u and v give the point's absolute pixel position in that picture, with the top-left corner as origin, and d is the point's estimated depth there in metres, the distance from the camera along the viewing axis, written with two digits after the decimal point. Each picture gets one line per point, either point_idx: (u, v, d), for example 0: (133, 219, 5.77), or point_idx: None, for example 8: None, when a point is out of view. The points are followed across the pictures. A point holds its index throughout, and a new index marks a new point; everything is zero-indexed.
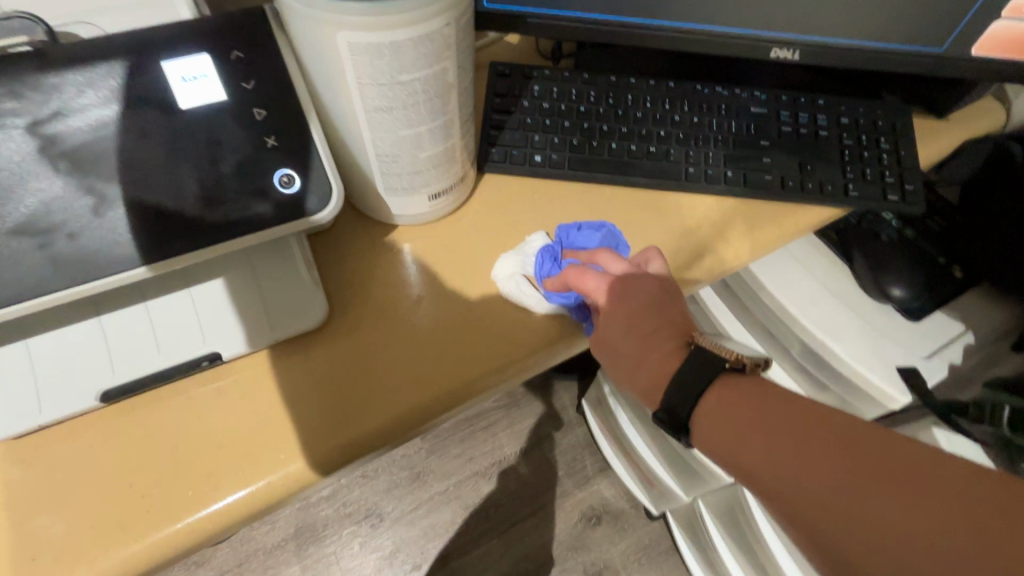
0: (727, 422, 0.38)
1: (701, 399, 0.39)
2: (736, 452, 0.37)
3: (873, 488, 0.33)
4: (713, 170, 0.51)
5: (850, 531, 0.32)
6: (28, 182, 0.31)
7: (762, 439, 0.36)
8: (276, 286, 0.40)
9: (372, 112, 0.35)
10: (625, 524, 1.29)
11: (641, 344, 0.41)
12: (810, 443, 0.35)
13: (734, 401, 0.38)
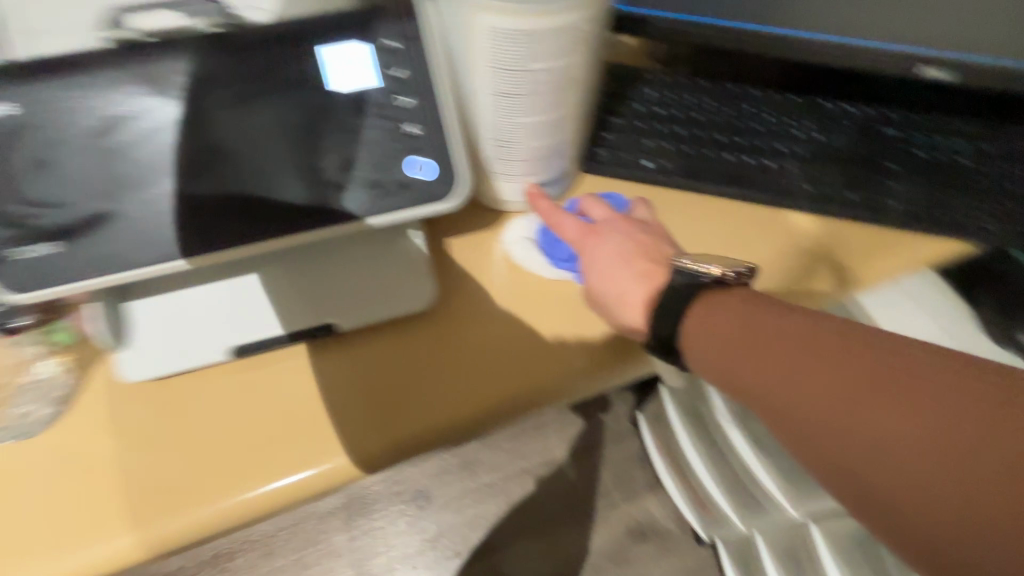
0: (715, 340, 0.34)
1: (686, 317, 0.36)
2: (729, 372, 0.34)
3: (877, 407, 0.29)
4: (834, 191, 0.49)
5: (856, 459, 0.29)
6: (195, 148, 0.33)
7: (756, 356, 0.33)
8: (393, 265, 0.42)
9: (499, 96, 0.38)
10: (671, 545, 1.26)
11: (616, 275, 0.39)
12: (812, 364, 0.31)
13: (723, 317, 0.34)
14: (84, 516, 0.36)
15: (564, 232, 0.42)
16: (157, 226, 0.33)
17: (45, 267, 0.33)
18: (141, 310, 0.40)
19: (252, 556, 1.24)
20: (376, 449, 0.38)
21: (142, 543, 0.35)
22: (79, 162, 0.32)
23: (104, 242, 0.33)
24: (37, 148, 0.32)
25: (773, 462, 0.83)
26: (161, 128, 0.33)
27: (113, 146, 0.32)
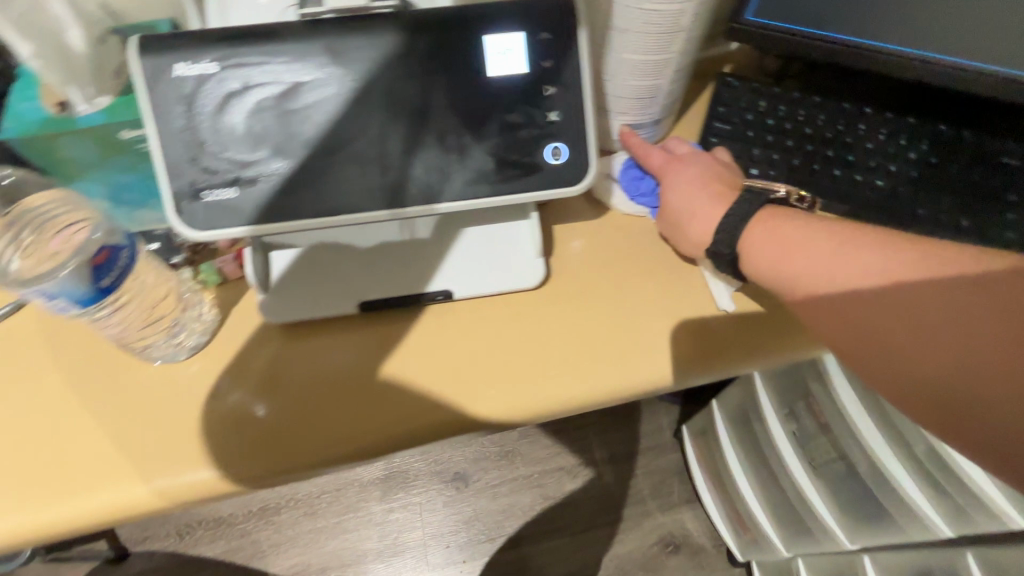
0: (774, 241, 0.40)
1: (749, 229, 0.41)
2: (787, 272, 0.39)
3: (903, 277, 0.36)
4: (945, 217, 0.48)
5: (893, 320, 0.36)
6: (360, 116, 0.37)
7: (808, 252, 0.39)
8: (507, 244, 0.45)
9: (611, 29, 0.42)
10: (702, 561, 1.25)
11: (691, 195, 0.44)
12: (852, 251, 0.38)
13: (780, 224, 0.41)
14: (221, 441, 0.40)
15: (649, 160, 0.48)
16: (317, 185, 0.37)
17: (225, 209, 0.37)
18: (278, 260, 0.44)
19: (295, 513, 1.30)
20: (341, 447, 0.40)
21: (269, 470, 0.40)
22: (258, 119, 0.36)
23: (274, 191, 0.37)
24: (227, 102, 0.36)
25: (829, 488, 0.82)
26: (334, 95, 0.36)
27: (292, 108, 0.36)
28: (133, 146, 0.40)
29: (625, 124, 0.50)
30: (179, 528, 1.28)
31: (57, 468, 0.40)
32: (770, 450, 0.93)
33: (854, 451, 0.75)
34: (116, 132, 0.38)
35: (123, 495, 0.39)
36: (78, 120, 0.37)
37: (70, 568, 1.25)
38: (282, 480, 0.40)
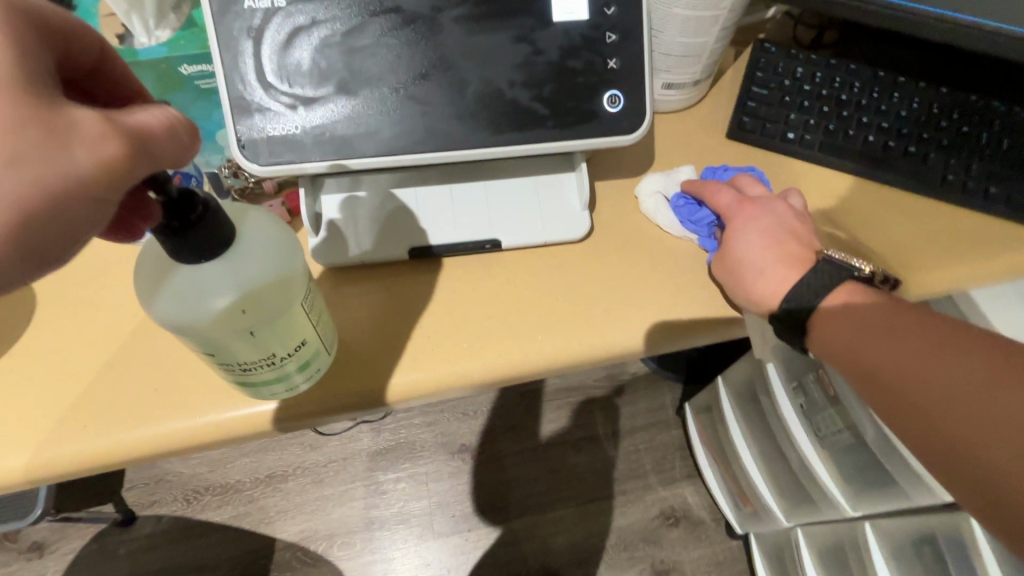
0: (849, 321, 0.40)
1: (825, 302, 0.41)
2: (858, 355, 0.39)
3: (999, 386, 0.34)
4: (973, 184, 0.50)
5: (974, 427, 0.34)
6: (424, 57, 0.37)
7: (884, 339, 0.38)
8: (553, 196, 0.46)
9: None
10: (702, 534, 1.28)
11: (763, 251, 0.44)
12: (940, 347, 0.36)
13: (860, 307, 0.40)
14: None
15: (718, 201, 0.47)
16: (377, 124, 0.38)
17: (288, 144, 0.37)
18: (327, 203, 0.44)
19: (302, 481, 1.31)
20: (380, 385, 0.41)
21: (281, 412, 0.40)
22: (326, 56, 0.37)
23: (337, 128, 0.37)
24: (294, 38, 0.36)
25: (834, 459, 0.85)
26: (400, 36, 0.37)
27: (356, 46, 0.37)
28: (190, 81, 0.42)
29: (665, 83, 0.51)
30: (185, 493, 1.29)
31: (116, 399, 0.41)
32: (777, 423, 0.96)
33: (864, 421, 0.77)
34: (177, 66, 0.40)
35: (181, 425, 0.40)
36: (139, 51, 0.39)
37: (78, 530, 1.26)
38: (294, 425, 0.41)
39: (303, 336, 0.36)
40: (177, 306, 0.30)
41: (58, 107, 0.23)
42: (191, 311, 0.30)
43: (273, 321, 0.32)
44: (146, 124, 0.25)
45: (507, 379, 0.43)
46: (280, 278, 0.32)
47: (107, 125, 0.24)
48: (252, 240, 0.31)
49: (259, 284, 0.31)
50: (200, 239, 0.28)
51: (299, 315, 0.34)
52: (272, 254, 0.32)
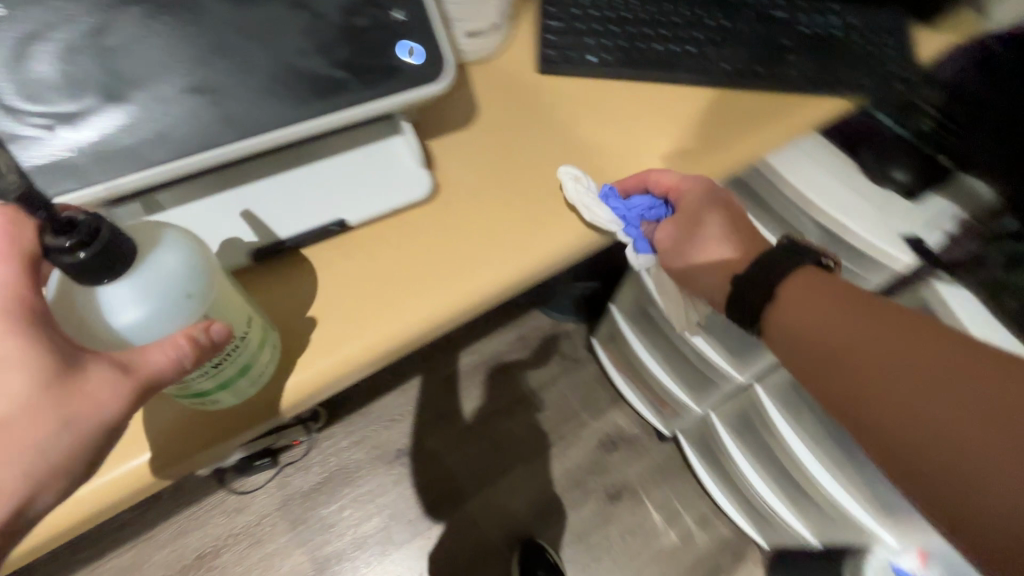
0: (801, 306, 0.45)
1: (783, 288, 0.46)
2: (803, 336, 0.45)
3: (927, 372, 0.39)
4: (746, 68, 0.58)
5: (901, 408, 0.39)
6: (195, 43, 0.35)
7: (830, 322, 0.43)
8: (387, 162, 0.46)
9: None
10: (640, 448, 1.36)
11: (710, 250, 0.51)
12: (878, 332, 0.42)
13: (811, 295, 0.45)
14: (131, 422, 0.37)
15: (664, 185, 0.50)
16: (161, 127, 0.34)
17: (61, 168, 0.33)
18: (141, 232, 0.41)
19: (238, 548, 1.20)
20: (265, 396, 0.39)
21: (159, 461, 0.37)
22: (76, 64, 0.33)
23: (113, 138, 0.33)
24: (31, 50, 0.32)
25: (720, 340, 0.95)
26: (160, 26, 0.34)
27: (112, 46, 0.34)
28: None
29: (466, 32, 0.53)
30: None
31: None
32: (667, 327, 1.06)
33: None
34: None
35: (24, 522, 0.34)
36: None
37: None
38: (184, 468, 0.37)
39: (247, 314, 0.35)
40: (121, 331, 0.29)
41: (78, 374, 0.27)
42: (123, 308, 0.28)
43: (217, 300, 0.32)
44: (162, 366, 0.28)
45: (393, 352, 0.42)
46: (200, 269, 0.31)
47: (125, 375, 0.27)
48: (160, 240, 0.30)
49: (184, 278, 0.30)
50: (102, 255, 0.26)
51: (233, 307, 0.33)
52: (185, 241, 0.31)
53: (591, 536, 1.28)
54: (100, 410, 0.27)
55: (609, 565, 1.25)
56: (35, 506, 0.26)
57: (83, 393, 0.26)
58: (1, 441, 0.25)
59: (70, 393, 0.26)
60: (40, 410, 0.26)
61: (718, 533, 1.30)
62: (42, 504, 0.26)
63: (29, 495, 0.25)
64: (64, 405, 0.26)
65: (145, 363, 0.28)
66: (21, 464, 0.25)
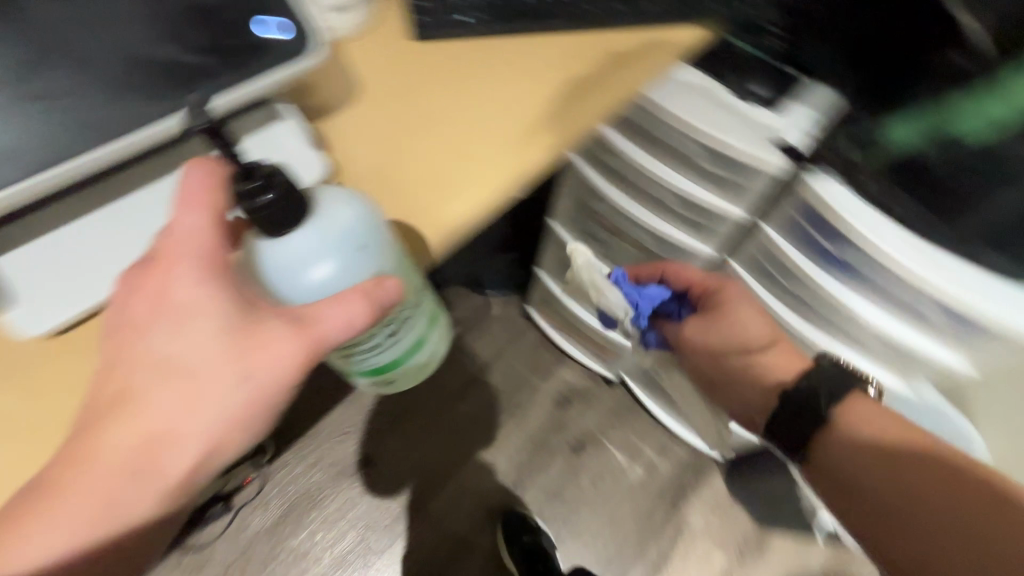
0: (837, 458, 0.62)
1: (824, 429, 0.63)
2: (839, 489, 0.62)
3: (922, 502, 0.56)
4: (605, 8, 0.61)
5: (892, 522, 0.57)
6: (62, 51, 0.36)
7: (863, 478, 0.60)
8: (271, 148, 0.44)
9: None
10: (592, 398, 1.42)
11: (720, 332, 0.71)
12: (893, 473, 0.58)
13: (850, 443, 0.61)
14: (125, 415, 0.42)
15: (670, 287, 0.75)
16: (57, 143, 0.36)
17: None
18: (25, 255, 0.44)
19: None
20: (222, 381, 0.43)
21: None
22: None
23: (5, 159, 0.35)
24: None
25: None
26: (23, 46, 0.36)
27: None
28: None
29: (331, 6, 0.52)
30: None
31: None
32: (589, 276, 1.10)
33: (635, 233, 0.91)
34: None
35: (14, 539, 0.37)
36: None
37: None
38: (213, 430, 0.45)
39: (417, 283, 0.46)
40: (314, 275, 0.40)
41: (264, 330, 0.39)
42: (311, 254, 0.40)
43: (379, 246, 0.42)
44: (340, 316, 0.38)
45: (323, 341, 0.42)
46: (365, 219, 0.41)
47: (297, 337, 0.38)
48: (332, 201, 0.41)
49: (354, 226, 0.40)
50: (285, 208, 0.38)
51: (401, 258, 0.43)
52: (354, 199, 0.41)
53: (563, 491, 1.32)
54: (276, 359, 0.39)
55: (585, 512, 1.31)
56: (239, 435, 0.40)
57: (267, 351, 0.39)
58: (219, 378, 0.39)
59: (260, 343, 0.39)
60: (240, 358, 0.39)
61: (677, 456, 1.35)
62: (239, 435, 0.40)
63: (232, 427, 0.39)
64: (253, 358, 0.39)
65: (319, 327, 0.38)
66: (233, 397, 0.39)
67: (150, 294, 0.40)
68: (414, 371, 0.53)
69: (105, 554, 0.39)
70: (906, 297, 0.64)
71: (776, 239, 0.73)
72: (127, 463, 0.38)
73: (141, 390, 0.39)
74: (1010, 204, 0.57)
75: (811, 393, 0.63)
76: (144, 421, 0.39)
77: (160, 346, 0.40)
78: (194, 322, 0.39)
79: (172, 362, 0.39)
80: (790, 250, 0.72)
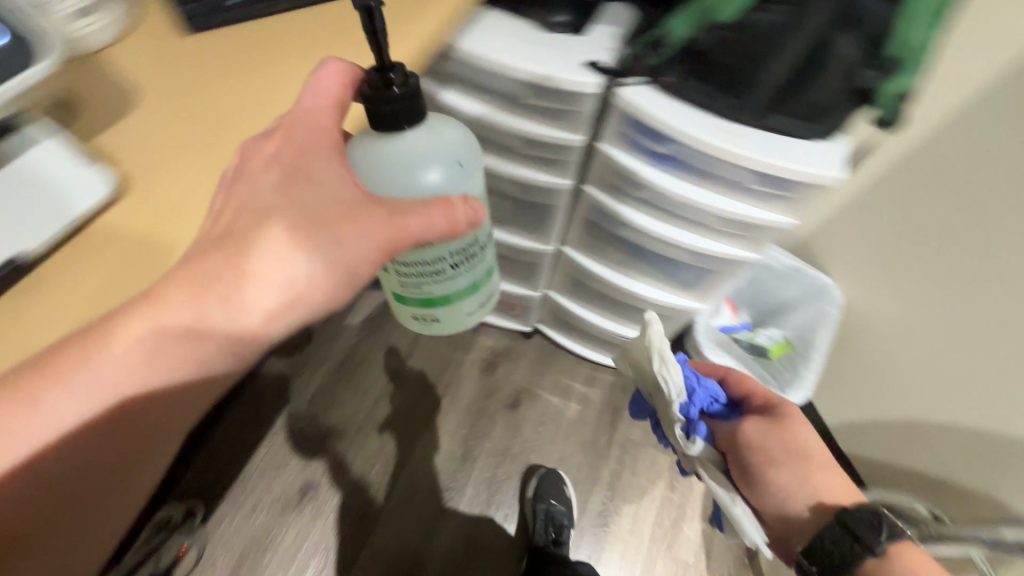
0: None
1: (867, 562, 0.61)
2: None
3: None
4: None
5: None
6: None
7: None
8: (39, 173, 0.41)
9: None
10: (517, 354, 1.46)
11: (778, 438, 0.74)
12: None
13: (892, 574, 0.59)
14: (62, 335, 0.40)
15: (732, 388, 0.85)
16: None
17: None
18: None
19: None
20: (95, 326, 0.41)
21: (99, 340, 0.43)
22: None
23: None
24: None
25: (520, 223, 1.05)
26: None
27: None
28: None
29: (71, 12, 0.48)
30: None
31: None
32: None
33: (501, 183, 0.94)
34: None
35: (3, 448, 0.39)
36: None
37: None
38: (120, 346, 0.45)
39: (483, 243, 0.57)
40: (410, 177, 0.48)
41: (373, 210, 0.45)
42: (418, 153, 0.48)
43: (467, 168, 0.51)
44: (429, 219, 0.45)
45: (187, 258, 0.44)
46: (463, 144, 0.51)
47: (390, 227, 0.45)
48: (441, 125, 0.50)
49: (457, 148, 0.50)
50: (403, 108, 0.46)
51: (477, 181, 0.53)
52: (453, 127, 0.51)
53: (513, 449, 1.36)
54: (367, 240, 0.45)
55: (538, 462, 1.35)
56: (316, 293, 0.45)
57: (353, 236, 0.44)
58: (325, 239, 0.44)
59: (360, 223, 0.45)
60: (344, 229, 0.44)
61: (605, 382, 1.44)
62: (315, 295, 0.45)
63: (311, 284, 0.44)
64: (349, 233, 0.44)
65: (407, 224, 0.45)
66: (327, 259, 0.44)
67: (276, 150, 0.46)
68: (455, 317, 0.63)
69: (187, 363, 0.44)
70: (730, 175, 0.72)
71: (617, 153, 0.78)
72: (209, 311, 0.42)
73: (246, 229, 0.44)
74: (782, 70, 0.61)
75: (872, 520, 0.61)
76: (237, 266, 0.43)
77: (270, 199, 0.45)
78: (311, 189, 0.45)
79: (277, 213, 0.45)
80: (630, 161, 0.78)
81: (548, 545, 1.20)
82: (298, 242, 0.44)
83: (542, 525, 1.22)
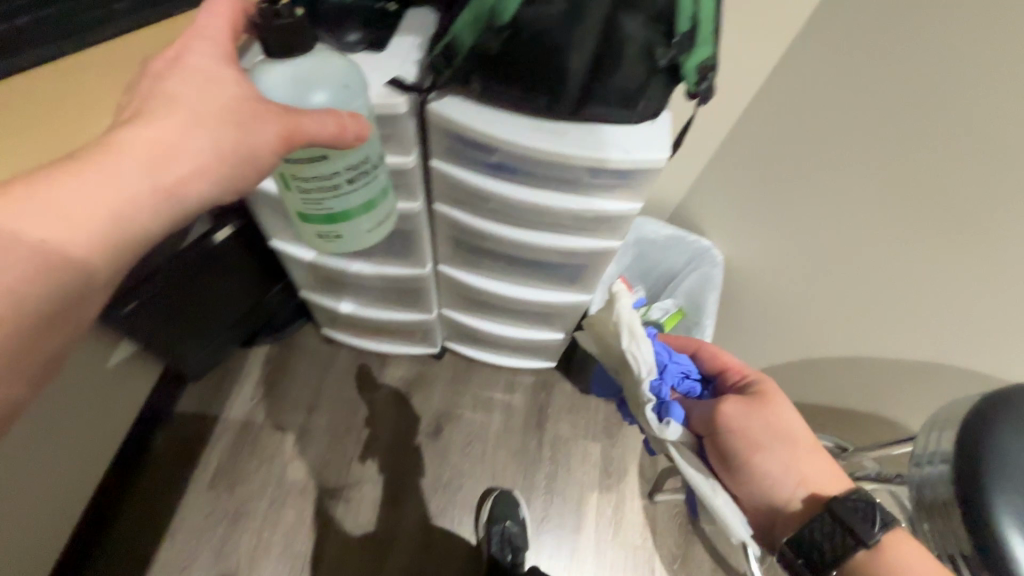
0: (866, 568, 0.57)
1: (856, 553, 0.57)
2: None
3: None
4: None
5: None
6: None
7: None
8: None
9: None
10: (429, 379, 1.41)
11: (761, 420, 0.66)
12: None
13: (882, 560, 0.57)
14: None
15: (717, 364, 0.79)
16: None
17: None
18: None
19: None
20: None
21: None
22: None
23: None
24: None
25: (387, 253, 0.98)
26: None
27: None
28: None
29: None
30: None
31: None
32: (347, 279, 1.09)
33: None
34: None
35: None
36: None
37: None
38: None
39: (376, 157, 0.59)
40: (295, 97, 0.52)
41: (272, 110, 0.48)
42: (303, 75, 0.52)
43: (353, 95, 0.56)
44: (319, 125, 0.49)
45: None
46: (350, 72, 0.55)
47: (285, 124, 0.48)
48: (327, 54, 0.54)
49: (342, 74, 0.54)
50: (291, 40, 0.49)
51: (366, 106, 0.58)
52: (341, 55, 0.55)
53: (444, 477, 1.30)
54: (266, 133, 0.48)
55: (472, 484, 1.30)
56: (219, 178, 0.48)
57: (254, 120, 0.48)
58: (229, 122, 0.47)
59: (257, 117, 0.48)
60: (243, 119, 0.47)
61: (525, 386, 1.42)
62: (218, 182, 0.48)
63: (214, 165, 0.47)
64: (246, 122, 0.47)
65: (306, 121, 0.48)
66: (228, 144, 0.47)
67: (167, 64, 0.50)
68: (356, 236, 0.63)
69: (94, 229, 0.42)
70: (565, 172, 0.69)
71: (451, 168, 0.74)
72: (112, 180, 0.43)
73: (150, 110, 0.46)
74: (580, 64, 0.58)
75: (864, 508, 0.57)
76: (141, 137, 0.45)
77: (172, 87, 0.47)
78: (207, 83, 0.48)
79: (177, 100, 0.47)
80: (467, 174, 0.73)
81: (507, 565, 1.10)
82: (194, 125, 0.46)
83: (497, 548, 1.13)
